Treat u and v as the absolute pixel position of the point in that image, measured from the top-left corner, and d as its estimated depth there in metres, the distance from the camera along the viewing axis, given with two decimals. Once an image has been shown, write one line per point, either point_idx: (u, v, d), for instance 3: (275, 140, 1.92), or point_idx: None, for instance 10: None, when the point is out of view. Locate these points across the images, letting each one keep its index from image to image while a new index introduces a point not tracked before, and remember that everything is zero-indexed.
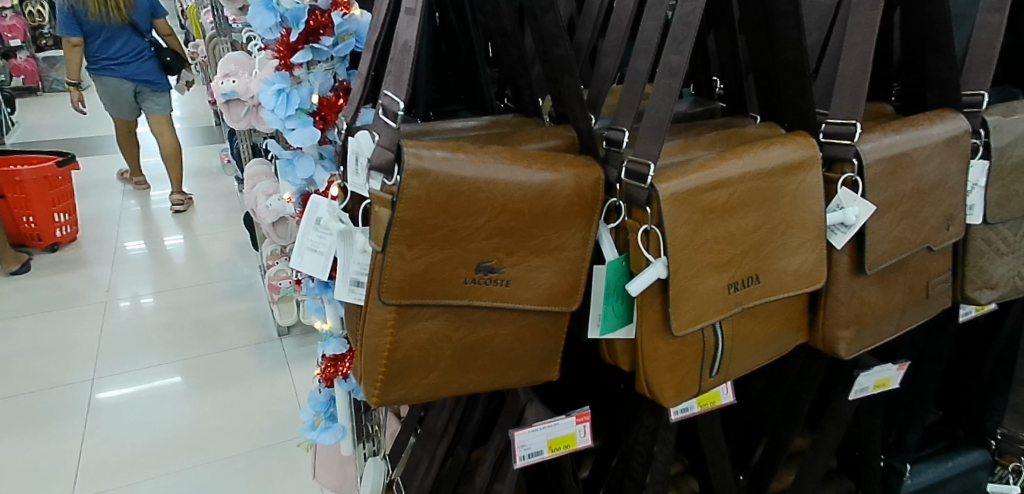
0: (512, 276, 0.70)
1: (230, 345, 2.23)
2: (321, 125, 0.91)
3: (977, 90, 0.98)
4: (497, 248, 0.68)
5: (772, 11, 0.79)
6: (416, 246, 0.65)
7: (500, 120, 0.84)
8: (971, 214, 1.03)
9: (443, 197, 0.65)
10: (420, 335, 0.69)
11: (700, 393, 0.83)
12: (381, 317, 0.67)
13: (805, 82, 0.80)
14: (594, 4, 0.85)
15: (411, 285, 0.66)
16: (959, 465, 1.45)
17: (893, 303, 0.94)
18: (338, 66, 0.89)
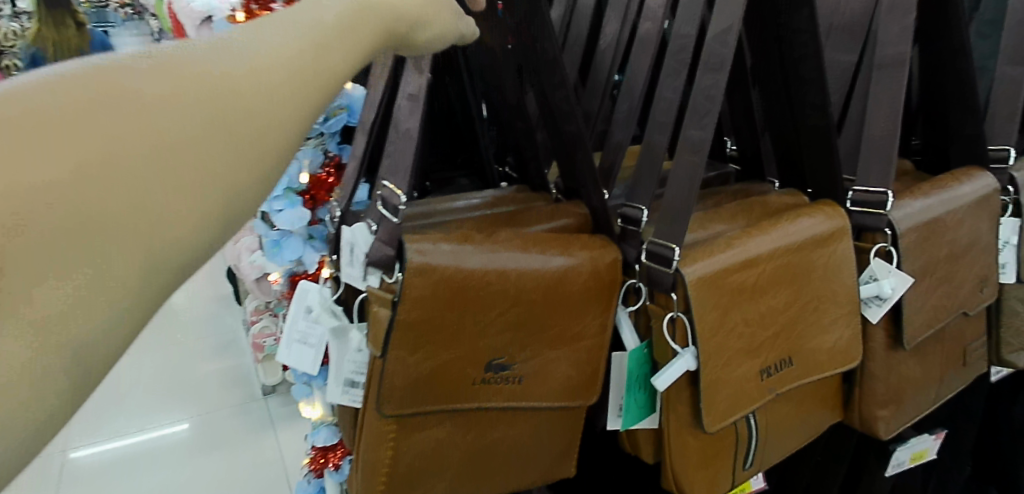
0: (527, 373, 0.64)
1: (214, 405, 2.16)
2: (310, 204, 0.84)
3: (1003, 144, 0.94)
4: (510, 343, 0.63)
5: (793, 77, 0.74)
6: (420, 350, 0.59)
7: (504, 197, 0.78)
8: (1004, 274, 0.97)
9: (450, 292, 0.59)
10: (425, 444, 0.62)
11: (734, 487, 0.76)
12: (381, 429, 0.60)
13: (833, 147, 0.75)
14: (602, 70, 0.80)
15: (415, 392, 0.59)
16: None
17: (930, 375, 0.88)
18: (329, 141, 0.83)
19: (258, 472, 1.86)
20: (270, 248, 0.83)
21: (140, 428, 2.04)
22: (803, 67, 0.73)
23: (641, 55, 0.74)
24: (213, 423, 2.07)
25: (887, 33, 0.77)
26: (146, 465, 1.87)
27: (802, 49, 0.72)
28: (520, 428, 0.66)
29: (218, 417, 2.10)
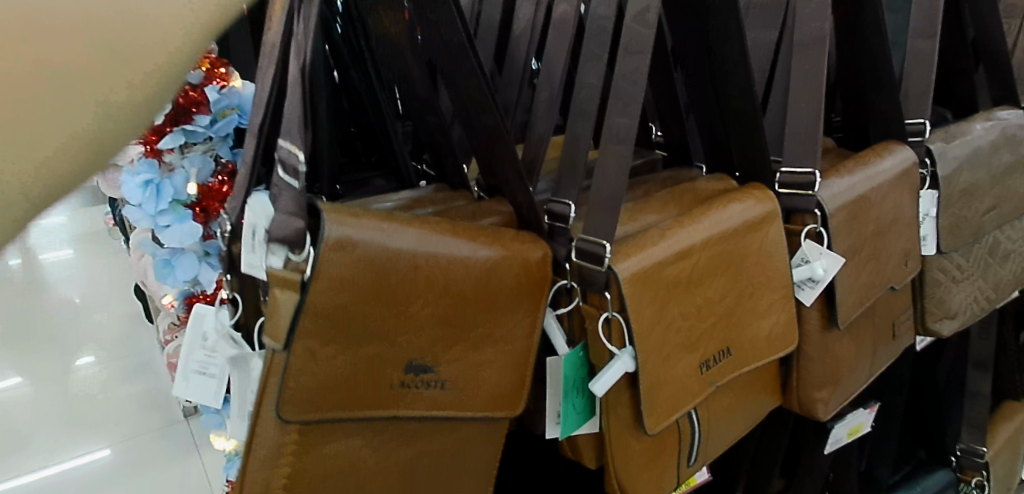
0: (453, 378, 0.57)
1: (132, 433, 2.01)
2: (202, 218, 0.76)
3: (919, 118, 0.94)
4: (436, 342, 0.56)
5: (715, 59, 0.71)
6: (331, 344, 0.51)
7: (423, 197, 0.73)
8: (925, 245, 0.98)
9: (372, 277, 0.52)
10: (330, 463, 0.53)
11: (679, 484, 0.74)
12: (279, 441, 0.51)
13: (759, 130, 0.73)
14: (517, 57, 0.75)
15: (325, 396, 0.51)
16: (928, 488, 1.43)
17: (864, 352, 0.88)
18: (220, 145, 0.77)
19: None
20: (159, 269, 0.77)
21: (51, 463, 1.90)
22: (726, 47, 0.70)
23: (557, 40, 0.70)
24: (132, 453, 1.93)
25: (805, 10, 0.75)
26: None
27: (723, 29, 0.69)
28: (443, 444, 0.59)
29: (136, 445, 1.96)
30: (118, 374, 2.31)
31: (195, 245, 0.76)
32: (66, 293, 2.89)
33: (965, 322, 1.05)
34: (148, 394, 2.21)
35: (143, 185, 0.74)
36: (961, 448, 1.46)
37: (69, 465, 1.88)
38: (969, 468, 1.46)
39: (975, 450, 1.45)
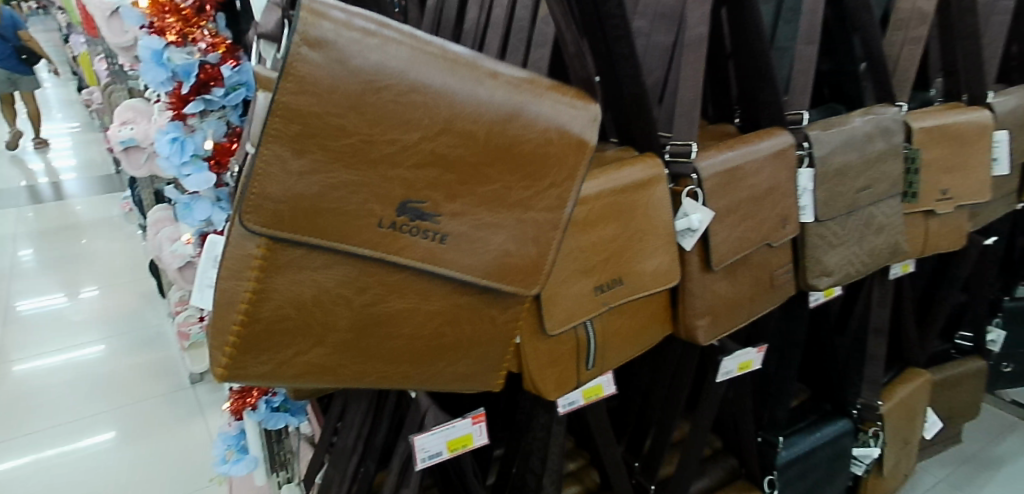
0: (448, 229, 0.74)
1: (142, 395, 2.27)
2: (216, 169, 1.06)
3: (799, 109, 1.18)
4: (431, 186, 0.72)
5: (613, 54, 0.93)
6: (304, 156, 0.67)
7: None
8: (804, 214, 1.20)
9: (366, 95, 0.69)
10: (296, 290, 0.70)
11: (581, 385, 0.95)
12: (250, 252, 0.69)
13: (647, 110, 0.95)
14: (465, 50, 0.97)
15: (289, 215, 0.68)
16: (828, 435, 1.62)
17: (743, 293, 1.10)
18: (230, 114, 1.06)
19: (194, 454, 2.02)
20: (183, 210, 1.09)
21: (73, 420, 2.16)
22: (620, 45, 0.92)
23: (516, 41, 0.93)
24: (142, 413, 2.19)
25: (689, 18, 0.96)
26: (86, 459, 2.00)
27: (617, 31, 0.91)
28: (405, 295, 0.75)
29: (146, 407, 2.22)
30: (126, 345, 2.55)
31: (210, 192, 1.08)
32: (78, 271, 3.12)
33: (840, 280, 1.26)
34: (154, 361, 2.45)
35: (171, 142, 1.03)
36: (862, 402, 1.67)
37: (90, 422, 2.15)
38: (868, 420, 1.68)
39: (873, 405, 1.67)
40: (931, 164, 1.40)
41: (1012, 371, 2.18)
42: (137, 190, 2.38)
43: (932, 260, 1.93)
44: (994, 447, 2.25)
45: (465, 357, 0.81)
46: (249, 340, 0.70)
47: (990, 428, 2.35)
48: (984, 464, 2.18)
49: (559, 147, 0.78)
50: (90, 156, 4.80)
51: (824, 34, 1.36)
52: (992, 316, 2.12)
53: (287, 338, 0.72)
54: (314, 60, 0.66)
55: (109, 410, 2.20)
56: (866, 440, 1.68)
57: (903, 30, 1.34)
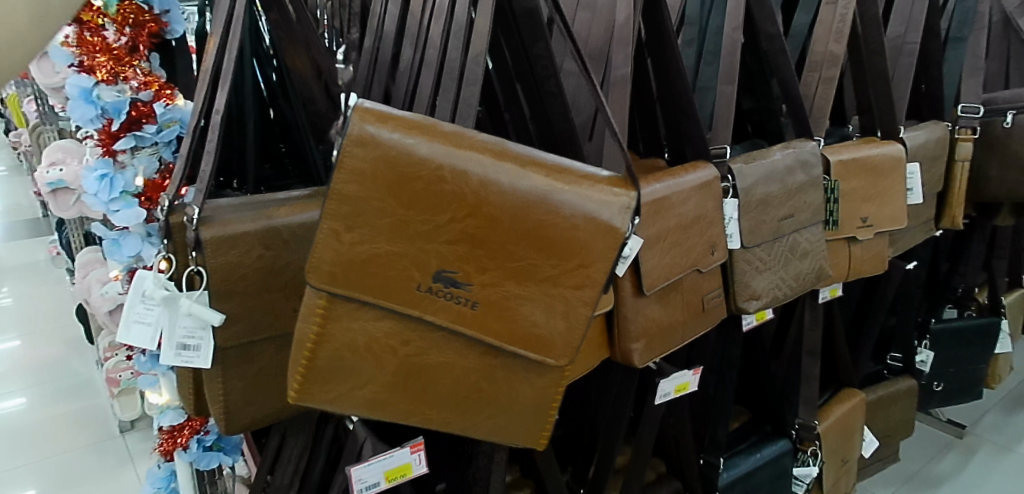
0: (480, 296, 0.80)
1: (70, 446, 2.22)
2: (146, 205, 1.05)
3: (722, 144, 1.25)
4: (464, 260, 0.80)
5: (543, 92, 0.99)
6: (353, 231, 0.77)
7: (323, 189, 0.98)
8: (731, 241, 1.27)
9: (406, 179, 0.78)
10: (349, 336, 0.79)
11: None
12: (310, 301, 0.79)
13: (577, 146, 1.01)
14: (401, 89, 1.02)
15: (341, 272, 0.77)
16: (766, 455, 1.67)
17: (675, 317, 1.16)
18: (162, 150, 1.07)
19: None
20: (110, 246, 1.07)
21: None
22: (548, 83, 0.98)
23: (447, 83, 0.92)
24: (70, 464, 2.13)
25: (615, 59, 1.03)
26: None
27: (545, 70, 0.97)
28: (445, 351, 0.82)
29: (74, 458, 2.16)
30: (53, 394, 2.48)
31: (139, 228, 1.07)
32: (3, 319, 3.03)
33: (768, 304, 1.34)
34: (84, 410, 2.40)
35: (99, 179, 1.03)
36: (800, 422, 1.73)
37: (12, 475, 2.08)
38: (806, 439, 1.73)
39: (810, 424, 1.72)
40: (849, 194, 1.49)
41: (944, 389, 2.27)
42: (67, 233, 2.35)
43: (861, 285, 2.03)
44: (932, 465, 2.34)
45: (506, 416, 0.86)
46: (309, 376, 0.79)
47: (928, 447, 2.44)
48: (921, 481, 2.26)
49: (588, 232, 0.81)
50: (18, 201, 4.69)
51: (745, 75, 1.45)
52: (921, 338, 2.23)
53: (342, 380, 0.80)
54: (358, 154, 0.77)
55: (32, 462, 2.13)
56: (805, 459, 1.73)
57: (818, 71, 1.45)
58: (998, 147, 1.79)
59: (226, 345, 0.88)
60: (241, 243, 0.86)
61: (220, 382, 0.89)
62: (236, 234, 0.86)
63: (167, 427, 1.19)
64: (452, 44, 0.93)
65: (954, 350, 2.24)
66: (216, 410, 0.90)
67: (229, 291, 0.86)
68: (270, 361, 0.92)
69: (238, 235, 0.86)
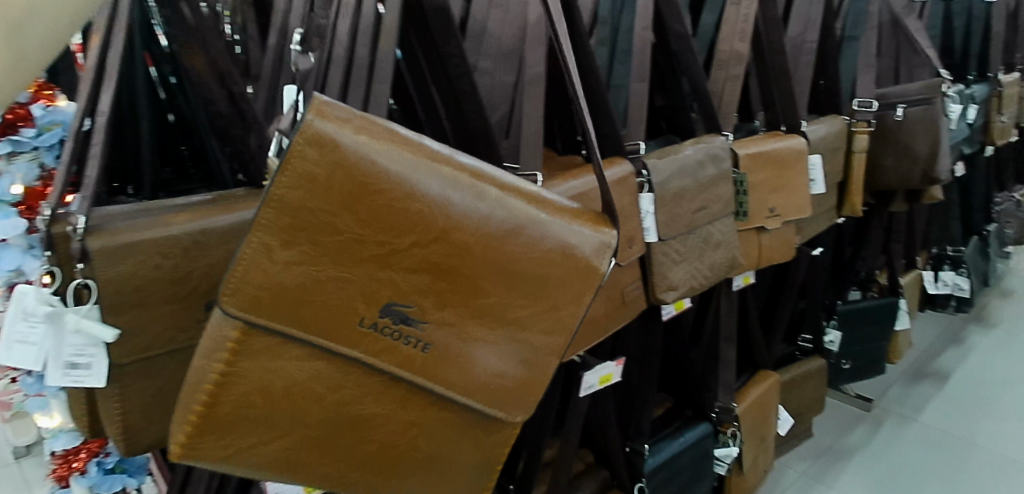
0: (432, 337, 0.75)
1: None
2: (27, 213, 0.98)
3: (635, 141, 1.29)
4: (419, 293, 0.74)
5: (458, 91, 0.99)
6: (292, 248, 0.69)
7: (226, 194, 0.93)
8: (648, 235, 1.31)
9: (357, 196, 0.70)
10: (262, 379, 0.71)
11: None
12: (225, 333, 0.69)
13: (493, 145, 1.01)
14: None
15: (269, 300, 0.69)
16: (690, 439, 1.70)
17: (596, 311, 1.18)
18: (44, 155, 1.02)
19: None
20: None
21: None
22: (461, 81, 0.98)
23: (354, 81, 0.93)
24: None
25: (528, 59, 1.06)
26: None
27: (458, 69, 0.98)
28: (381, 397, 0.76)
29: None
30: None
31: (19, 238, 0.94)
32: None
33: (685, 293, 1.39)
34: None
35: None
36: (720, 405, 1.78)
37: None
38: (726, 421, 1.79)
39: (730, 407, 1.78)
40: (757, 186, 1.56)
41: (850, 367, 2.40)
42: None
43: (772, 272, 2.13)
44: (843, 439, 2.47)
45: (432, 472, 0.82)
46: (208, 424, 0.70)
47: (838, 422, 2.58)
48: (833, 455, 2.38)
49: (559, 268, 0.79)
50: None
51: (656, 73, 1.50)
52: (829, 319, 2.35)
53: (247, 429, 0.71)
54: (312, 156, 0.68)
55: None
56: (726, 441, 1.79)
57: (725, 69, 1.50)
58: (891, 138, 1.91)
59: (119, 363, 0.82)
60: (134, 253, 0.80)
61: (116, 401, 0.83)
62: (128, 244, 0.79)
63: (61, 450, 1.21)
64: (358, 41, 0.93)
65: (859, 330, 2.37)
66: (114, 430, 0.84)
67: (121, 305, 0.80)
68: (171, 376, 0.86)
69: (131, 245, 0.79)
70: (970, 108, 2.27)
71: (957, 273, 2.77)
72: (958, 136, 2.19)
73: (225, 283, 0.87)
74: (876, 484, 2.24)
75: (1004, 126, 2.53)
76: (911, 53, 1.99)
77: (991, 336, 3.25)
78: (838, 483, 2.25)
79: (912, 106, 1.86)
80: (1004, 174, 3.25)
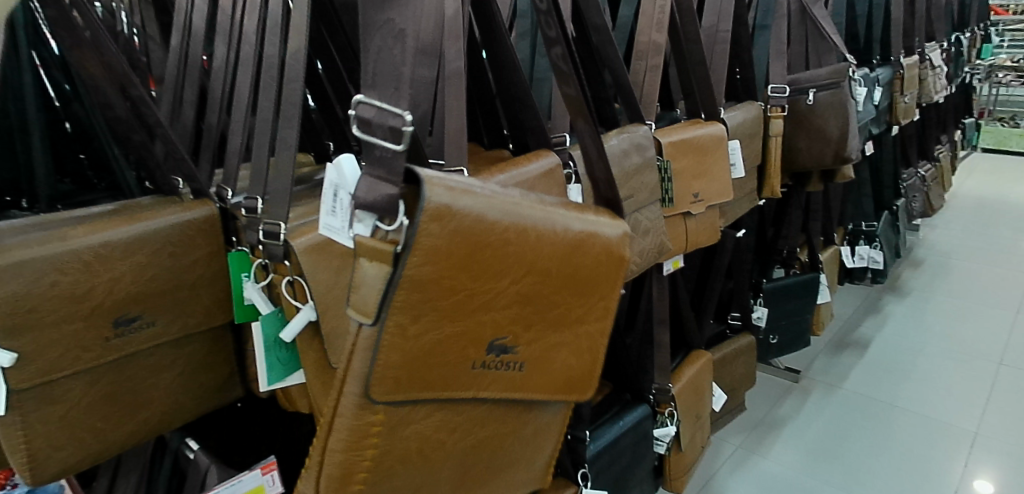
0: (525, 355, 0.78)
1: None
2: None
3: (560, 133, 1.29)
4: (513, 323, 0.75)
5: None
6: (419, 322, 0.68)
7: (131, 203, 0.84)
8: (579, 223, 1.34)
9: (466, 250, 0.68)
10: (404, 439, 0.72)
11: None
12: (368, 417, 0.69)
13: None
14: (217, 89, 0.96)
15: (403, 377, 0.69)
16: (629, 422, 1.73)
17: None
18: None
19: None
20: None
21: None
22: None
23: (267, 81, 0.85)
24: None
25: (449, 54, 1.04)
26: None
27: None
28: (487, 420, 0.79)
29: None
30: None
31: None
32: None
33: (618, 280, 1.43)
34: None
35: None
36: (656, 387, 1.84)
37: None
38: (663, 401, 1.85)
39: (666, 388, 1.84)
40: (681, 173, 1.60)
41: (778, 342, 2.50)
42: None
43: (700, 255, 2.19)
44: (774, 410, 2.58)
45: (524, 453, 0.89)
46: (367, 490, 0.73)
47: (769, 394, 2.68)
48: (767, 426, 2.49)
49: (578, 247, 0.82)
50: None
51: (578, 66, 1.51)
52: (756, 296, 2.44)
53: (405, 478, 0.75)
54: (434, 231, 0.66)
55: None
56: (664, 421, 1.84)
57: (644, 60, 1.54)
58: (804, 122, 2.00)
59: (20, 388, 0.73)
60: (27, 272, 0.72)
61: (19, 433, 0.75)
62: (21, 261, 0.71)
63: None
64: (268, 39, 0.86)
65: (784, 305, 2.47)
66: (18, 462, 0.76)
67: (17, 326, 0.72)
68: (81, 403, 0.78)
69: (26, 261, 0.71)
70: (875, 91, 2.40)
71: (872, 247, 2.91)
72: (865, 118, 2.31)
73: (137, 294, 0.79)
74: (807, 451, 2.34)
75: (907, 106, 2.68)
76: (819, 40, 2.09)
77: (905, 304, 3.44)
78: (772, 452, 2.34)
79: (822, 91, 1.95)
80: (909, 150, 3.44)
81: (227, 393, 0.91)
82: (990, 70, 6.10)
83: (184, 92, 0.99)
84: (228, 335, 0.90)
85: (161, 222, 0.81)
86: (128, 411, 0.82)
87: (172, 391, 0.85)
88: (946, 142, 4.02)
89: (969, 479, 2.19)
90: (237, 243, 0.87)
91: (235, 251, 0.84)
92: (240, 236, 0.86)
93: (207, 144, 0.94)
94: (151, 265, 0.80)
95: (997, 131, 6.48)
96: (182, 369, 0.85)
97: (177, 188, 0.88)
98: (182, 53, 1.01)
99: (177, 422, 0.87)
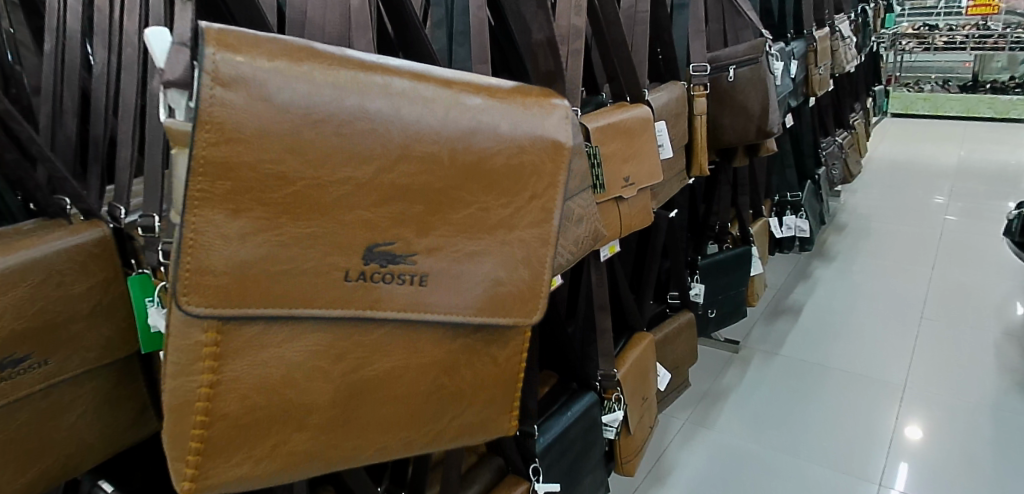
0: (425, 267, 0.72)
1: None
2: None
3: None
4: (397, 224, 0.70)
5: None
6: (242, 217, 0.63)
7: (8, 231, 0.76)
8: None
9: (307, 135, 0.64)
10: (259, 377, 0.66)
11: None
12: (197, 342, 0.63)
13: None
14: (100, 96, 0.89)
15: (235, 286, 0.63)
16: (576, 412, 1.61)
17: None
18: None
19: None
20: None
21: None
22: None
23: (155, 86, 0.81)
24: None
25: (356, 46, 0.94)
26: None
27: None
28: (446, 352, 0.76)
29: None
30: None
31: None
32: None
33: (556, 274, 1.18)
34: None
35: None
36: (602, 374, 1.71)
37: None
38: (609, 387, 1.72)
39: (612, 374, 1.71)
40: (610, 157, 1.47)
41: (716, 315, 2.53)
42: None
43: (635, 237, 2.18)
44: (717, 383, 2.60)
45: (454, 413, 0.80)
46: (217, 434, 0.66)
47: (712, 368, 2.71)
48: (713, 397, 2.52)
49: (533, 154, 0.78)
50: None
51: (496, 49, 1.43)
52: (692, 274, 2.45)
53: (268, 428, 0.68)
54: (231, 101, 0.61)
55: None
56: (611, 406, 1.72)
57: (566, 44, 1.38)
58: (726, 99, 2.02)
59: None
60: None
61: None
62: None
63: None
64: None
65: (720, 280, 2.49)
66: None
67: None
68: None
69: None
70: (791, 64, 2.44)
71: (798, 215, 2.98)
72: (784, 91, 2.34)
73: (27, 332, 0.72)
74: (751, 421, 2.37)
75: (821, 77, 2.74)
76: (735, 17, 2.13)
77: (832, 268, 3.54)
78: (719, 425, 2.36)
79: (741, 67, 1.98)
80: (826, 119, 3.54)
81: (141, 425, 0.85)
82: (896, 37, 6.28)
83: (63, 101, 0.91)
84: (136, 364, 0.84)
85: (47, 249, 0.74)
86: (30, 458, 0.75)
87: (75, 432, 0.78)
88: (858, 110, 4.15)
89: (900, 428, 2.27)
90: (137, 266, 0.81)
91: (137, 275, 0.79)
92: (140, 258, 0.80)
93: (93, 159, 0.88)
94: (35, 297, 0.73)
95: (904, 96, 6.74)
96: (83, 407, 0.79)
97: (64, 209, 0.80)
98: (59, 61, 0.93)
99: (85, 463, 0.81)
